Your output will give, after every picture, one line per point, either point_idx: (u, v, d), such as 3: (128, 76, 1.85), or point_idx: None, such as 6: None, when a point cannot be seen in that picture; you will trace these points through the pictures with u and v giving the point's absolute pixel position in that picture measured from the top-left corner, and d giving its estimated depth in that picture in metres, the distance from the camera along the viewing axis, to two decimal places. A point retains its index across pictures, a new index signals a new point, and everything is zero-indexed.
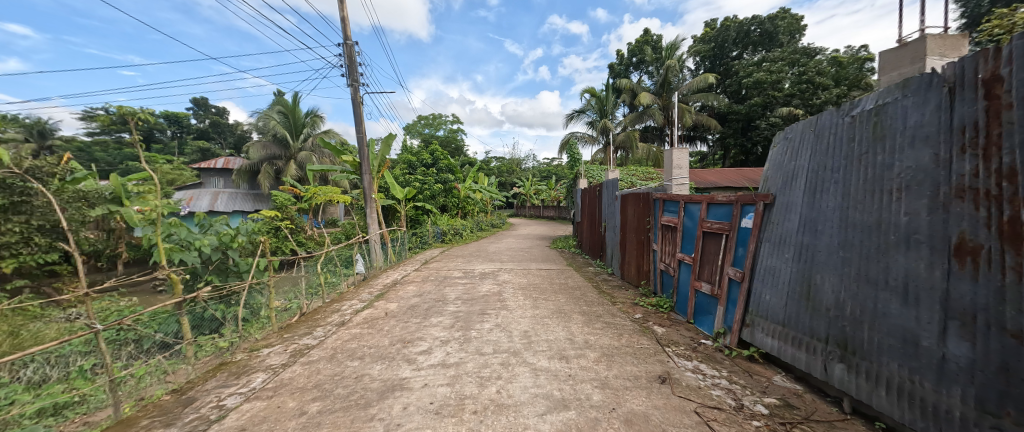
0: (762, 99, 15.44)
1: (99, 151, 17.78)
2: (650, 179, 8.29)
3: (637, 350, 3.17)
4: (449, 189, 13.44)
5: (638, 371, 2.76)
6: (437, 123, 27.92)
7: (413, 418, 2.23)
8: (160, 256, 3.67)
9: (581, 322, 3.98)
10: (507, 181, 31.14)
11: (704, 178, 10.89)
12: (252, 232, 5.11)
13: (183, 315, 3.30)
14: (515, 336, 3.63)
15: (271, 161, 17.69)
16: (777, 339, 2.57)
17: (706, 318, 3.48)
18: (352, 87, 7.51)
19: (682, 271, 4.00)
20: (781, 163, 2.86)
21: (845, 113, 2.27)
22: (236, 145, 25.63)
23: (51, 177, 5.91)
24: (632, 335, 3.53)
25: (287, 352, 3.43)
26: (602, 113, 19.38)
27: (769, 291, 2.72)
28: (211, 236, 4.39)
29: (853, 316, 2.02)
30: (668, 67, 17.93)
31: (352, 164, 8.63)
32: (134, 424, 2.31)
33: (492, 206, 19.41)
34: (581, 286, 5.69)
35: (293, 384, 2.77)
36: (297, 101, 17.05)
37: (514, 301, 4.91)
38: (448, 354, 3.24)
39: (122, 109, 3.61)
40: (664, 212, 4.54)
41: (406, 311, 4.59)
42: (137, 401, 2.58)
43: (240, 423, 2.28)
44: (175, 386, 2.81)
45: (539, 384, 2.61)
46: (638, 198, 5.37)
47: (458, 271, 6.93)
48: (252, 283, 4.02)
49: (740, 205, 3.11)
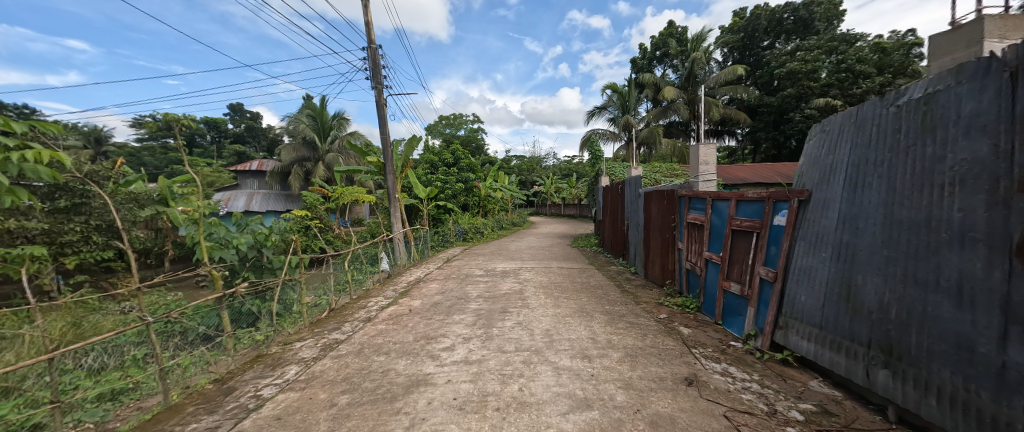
0: (796, 90, 14.62)
1: (148, 156, 19.26)
2: (675, 175, 8.09)
3: (662, 350, 3.10)
4: (470, 188, 13.56)
5: (664, 372, 2.70)
6: (459, 122, 28.25)
7: (437, 413, 2.27)
8: (202, 254, 3.94)
9: (603, 321, 3.93)
10: (527, 180, 31.24)
11: (734, 175, 10.44)
12: (284, 231, 5.33)
13: (223, 310, 3.52)
14: (537, 334, 3.63)
15: (302, 162, 18.46)
16: (814, 342, 2.44)
17: (736, 319, 3.35)
18: (376, 89, 7.71)
19: (710, 271, 3.87)
20: (818, 158, 2.72)
21: (890, 103, 2.13)
22: (270, 149, 26.93)
23: (106, 180, 6.42)
24: (657, 336, 3.46)
25: (318, 346, 3.58)
26: (623, 109, 19.14)
27: (805, 292, 2.58)
28: (247, 234, 4.62)
29: (899, 319, 1.89)
30: (694, 59, 17.37)
31: (377, 164, 8.84)
32: (183, 410, 2.49)
33: (513, 204, 19.41)
34: (603, 285, 5.60)
35: (323, 377, 2.90)
36: (324, 105, 17.68)
37: (535, 299, 4.91)
38: (470, 351, 3.29)
39: (167, 116, 3.89)
40: (690, 209, 4.41)
41: (430, 308, 4.67)
42: (184, 389, 2.77)
43: (276, 412, 2.41)
44: (217, 376, 2.99)
45: (561, 383, 2.61)
46: (662, 195, 5.25)
47: (479, 270, 6.97)
48: (285, 280, 4.23)
49: (772, 201, 2.97)
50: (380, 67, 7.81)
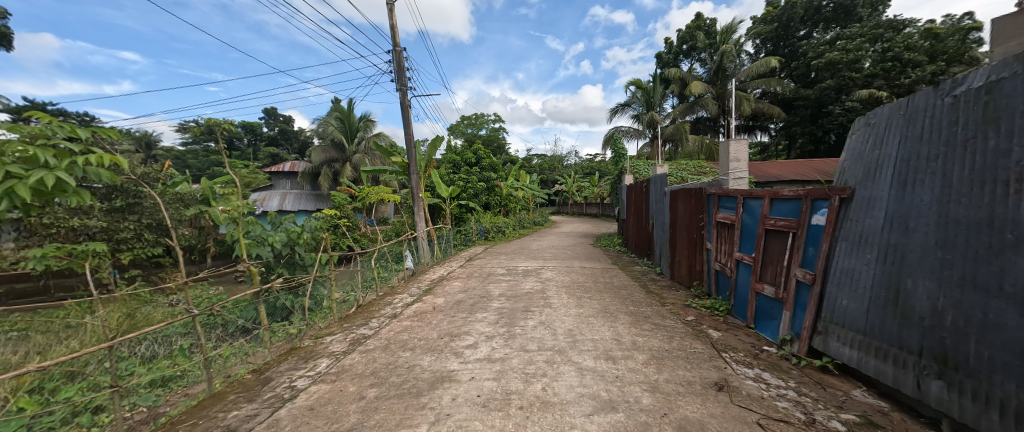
0: (836, 82, 13.77)
1: (192, 159, 20.60)
2: (704, 173, 7.82)
3: (690, 353, 3.01)
4: (492, 187, 13.66)
5: (692, 376, 2.62)
6: (480, 122, 28.46)
7: (462, 409, 2.31)
8: (241, 251, 4.19)
9: (627, 322, 3.86)
10: (549, 179, 31.09)
11: (767, 172, 9.96)
12: (315, 229, 5.55)
13: (260, 304, 3.71)
14: (560, 333, 3.61)
15: (330, 163, 19.16)
16: (856, 349, 2.30)
17: (770, 323, 3.20)
18: (401, 91, 7.88)
19: (741, 272, 3.72)
20: (862, 153, 2.56)
21: (946, 93, 1.97)
22: (301, 151, 28.13)
23: (156, 181, 6.91)
24: (685, 338, 3.36)
25: (347, 340, 3.71)
26: (648, 105, 18.68)
27: (847, 295, 2.43)
28: (281, 232, 4.85)
29: (955, 326, 1.75)
30: (723, 52, 16.69)
31: (401, 165, 9.04)
32: (225, 398, 2.65)
33: (535, 203, 19.36)
34: (627, 285, 5.50)
35: (353, 371, 3.00)
36: (352, 108, 18.27)
37: (557, 298, 4.88)
38: (493, 349, 3.31)
39: (211, 121, 4.14)
40: (720, 208, 4.25)
41: (453, 306, 4.74)
42: (226, 378, 2.95)
43: (310, 402, 2.52)
44: (255, 366, 3.16)
45: (585, 384, 2.59)
46: (690, 193, 5.08)
47: (500, 269, 7.00)
48: (316, 276, 4.41)
49: (810, 200, 2.81)
50: (404, 70, 7.97)
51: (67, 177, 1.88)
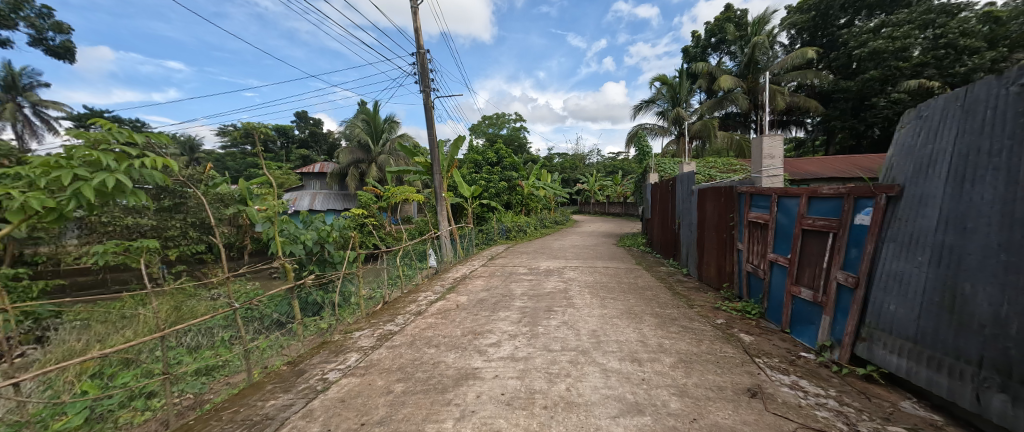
0: (881, 73, 12.88)
1: (231, 161, 21.81)
2: (734, 171, 7.52)
3: (721, 358, 2.91)
4: (513, 187, 13.68)
5: (723, 381, 2.53)
6: (501, 122, 28.56)
7: (486, 407, 2.33)
8: (276, 248, 4.41)
9: (653, 324, 3.77)
10: (570, 178, 30.82)
11: (803, 169, 9.46)
12: (344, 228, 5.74)
13: (293, 299, 3.89)
14: (583, 334, 3.58)
15: (357, 164, 19.75)
16: (906, 357, 2.15)
17: (808, 328, 3.04)
18: (424, 93, 8.02)
19: (775, 274, 3.56)
20: (913, 148, 2.39)
21: (1009, 81, 1.80)
22: (329, 152, 29.17)
23: (199, 182, 7.37)
24: (714, 342, 3.25)
25: (375, 336, 3.82)
26: (673, 101, 18.16)
27: (894, 300, 2.28)
28: (312, 231, 5.05)
29: (1020, 336, 1.60)
30: (755, 44, 15.98)
31: (424, 165, 9.20)
32: (263, 387, 2.79)
33: (556, 202, 19.25)
34: (652, 286, 5.38)
35: (380, 365, 3.09)
36: (377, 110, 18.76)
37: (580, 298, 4.83)
38: (516, 348, 3.32)
39: (248, 125, 4.36)
40: (752, 207, 4.08)
41: (476, 304, 4.79)
42: (264, 369, 3.12)
43: (341, 394, 2.62)
44: (289, 358, 3.31)
45: (610, 385, 2.55)
46: (719, 192, 4.91)
47: (523, 268, 7.02)
48: (345, 274, 4.57)
49: (853, 198, 2.65)
50: (428, 71, 8.10)
51: (127, 180, 2.04)
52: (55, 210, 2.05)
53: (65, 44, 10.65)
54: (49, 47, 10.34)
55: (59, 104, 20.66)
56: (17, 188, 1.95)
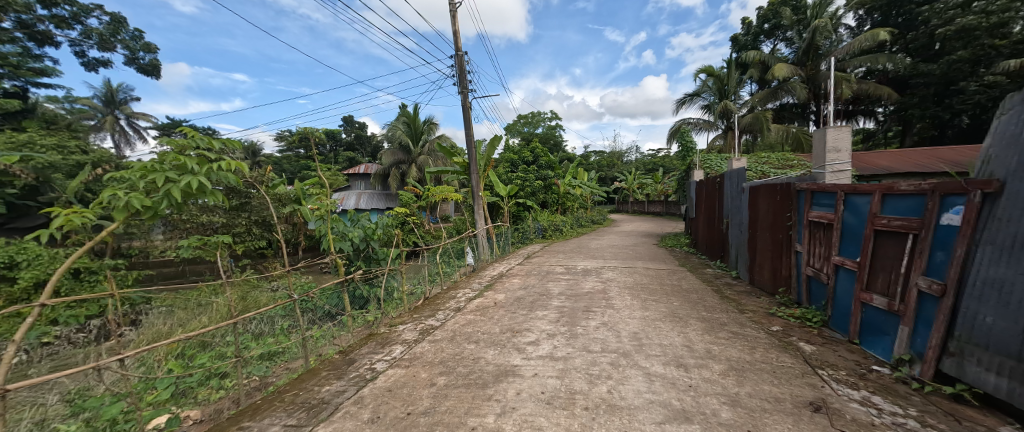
0: (970, 53, 11.23)
1: (286, 164, 23.63)
2: (790, 167, 6.96)
3: (777, 367, 2.71)
4: (549, 185, 13.61)
5: (781, 393, 2.36)
6: (536, 120, 28.51)
7: (526, 404, 2.34)
8: (328, 244, 4.74)
9: (700, 328, 3.59)
10: (606, 176, 30.13)
11: (872, 163, 8.55)
12: (387, 226, 6.01)
13: (343, 292, 4.14)
14: (624, 336, 3.48)
15: (398, 165, 20.61)
16: (1009, 377, 1.87)
17: (882, 339, 2.75)
18: (463, 94, 8.20)
19: (841, 279, 3.26)
20: (1018, 136, 2.05)
21: None
22: (373, 154, 30.70)
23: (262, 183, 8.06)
24: (769, 350, 3.04)
25: (418, 330, 3.97)
26: (720, 94, 17.15)
27: (992, 311, 1.99)
28: (359, 228, 5.35)
29: None
30: (815, 28, 14.64)
31: (462, 164, 9.41)
32: (319, 373, 3.00)
33: (593, 201, 18.91)
34: (697, 289, 5.12)
35: (423, 358, 3.21)
36: (417, 112, 19.44)
37: (620, 299, 4.70)
38: (555, 347, 3.30)
39: (305, 130, 4.69)
40: (813, 206, 3.76)
41: (514, 302, 4.83)
42: (319, 356, 3.36)
43: (388, 384, 2.75)
44: (341, 347, 3.54)
45: (655, 390, 2.46)
46: (774, 189, 4.56)
47: (560, 267, 6.96)
48: (389, 270, 4.78)
49: (938, 196, 2.34)
50: (466, 73, 8.27)
51: (207, 181, 2.29)
52: (150, 209, 2.30)
53: (152, 62, 12.07)
54: (141, 65, 11.77)
55: (147, 115, 23.48)
56: (121, 189, 2.20)
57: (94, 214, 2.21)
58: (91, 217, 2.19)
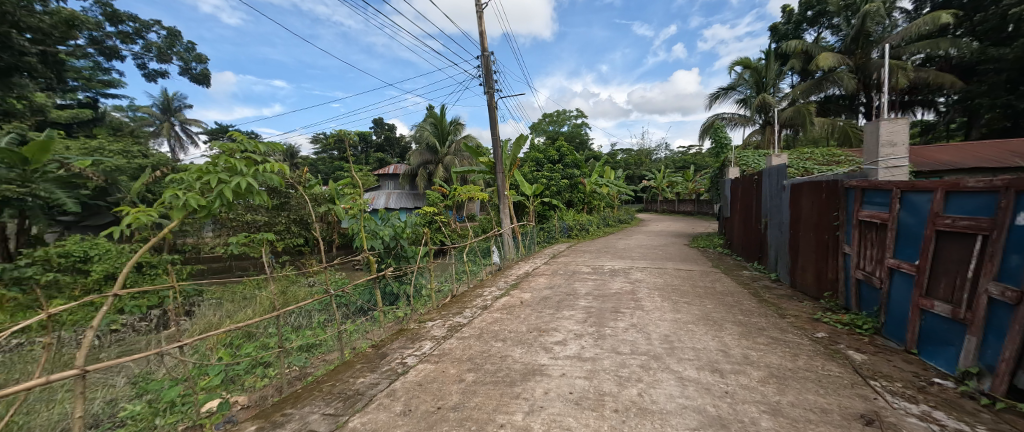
0: None
1: (321, 166, 24.75)
2: (838, 163, 6.51)
3: (823, 376, 2.55)
4: (575, 184, 13.46)
5: (827, 403, 2.21)
6: (562, 119, 28.29)
7: (554, 404, 2.33)
8: (361, 242, 4.93)
9: (736, 333, 3.44)
10: (634, 175, 29.42)
11: (932, 158, 7.83)
12: (416, 224, 6.16)
13: (376, 288, 4.29)
14: (654, 338, 3.39)
15: (425, 165, 21.08)
16: None
17: (945, 350, 2.52)
18: (489, 94, 8.26)
19: (897, 283, 3.01)
20: None
21: None
22: (401, 155, 31.57)
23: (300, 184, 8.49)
24: (814, 358, 2.86)
25: (446, 326, 4.05)
26: (757, 87, 16.30)
27: None
28: (390, 227, 5.53)
29: None
30: (865, 13, 13.57)
31: (488, 164, 9.49)
32: (353, 366, 3.13)
33: (620, 200, 18.54)
34: (733, 291, 4.90)
35: (452, 355, 3.27)
36: (444, 113, 19.79)
37: (650, 301, 4.59)
38: (583, 348, 3.26)
39: (339, 133, 4.89)
40: (865, 205, 3.49)
41: (540, 301, 4.82)
42: (353, 349, 3.50)
43: (419, 378, 2.83)
44: (373, 341, 3.68)
45: (688, 395, 2.38)
46: (819, 187, 4.28)
47: (586, 267, 6.88)
48: (418, 267, 4.91)
49: (1011, 193, 2.08)
50: (492, 73, 8.32)
51: (253, 182, 2.46)
52: (205, 208, 2.48)
53: (203, 72, 13.00)
54: (193, 75, 12.71)
55: (198, 121, 25.32)
56: (180, 189, 2.38)
57: (156, 213, 2.40)
58: (155, 215, 2.38)
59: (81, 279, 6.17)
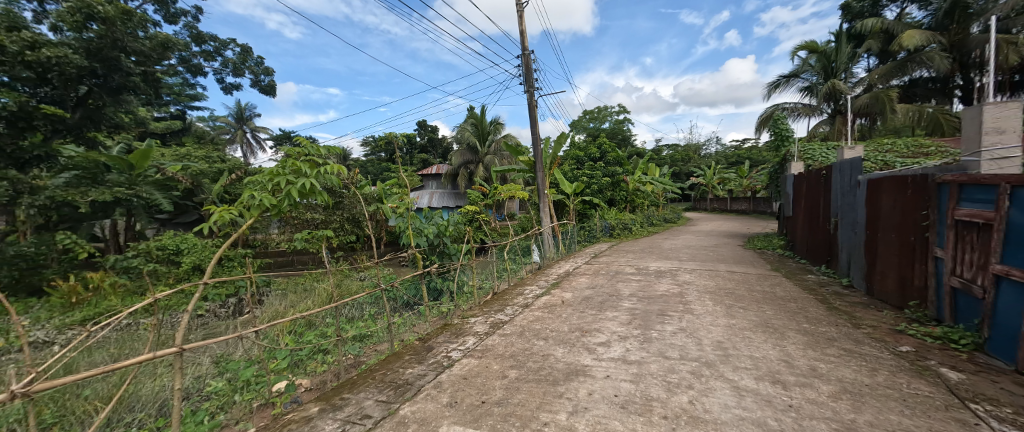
0: None
1: (370, 167, 26.22)
2: (928, 154, 5.72)
3: (910, 396, 2.25)
4: (617, 182, 13.06)
5: (914, 425, 1.96)
6: (603, 115, 27.57)
7: (599, 406, 2.29)
8: (409, 239, 5.17)
9: (802, 342, 3.15)
10: (681, 171, 27.95)
11: None
12: (458, 222, 6.32)
13: (422, 283, 4.47)
14: (706, 344, 3.21)
15: (466, 165, 21.57)
16: None
17: None
18: (529, 93, 8.27)
19: (1005, 293, 2.57)
20: None
21: None
22: (443, 155, 32.56)
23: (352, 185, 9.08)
24: (897, 374, 2.54)
25: (488, 323, 4.12)
26: (825, 72, 14.77)
27: None
28: (434, 225, 5.74)
29: None
30: None
31: (528, 163, 9.52)
32: (402, 357, 3.28)
33: (665, 199, 17.71)
34: (796, 297, 4.50)
35: (494, 351, 3.32)
36: (484, 113, 20.10)
37: (700, 304, 4.34)
38: (628, 350, 3.17)
39: (389, 136, 5.15)
40: (962, 202, 3.04)
41: (582, 301, 4.74)
42: (401, 341, 3.69)
43: (463, 372, 2.91)
44: (420, 335, 3.84)
45: (745, 406, 2.23)
46: (903, 182, 3.81)
47: (629, 267, 6.67)
48: (461, 264, 5.04)
49: None
50: (532, 72, 8.32)
51: (316, 183, 2.68)
52: (276, 207, 2.74)
53: (270, 83, 14.28)
54: (262, 87, 14.01)
55: (265, 128, 27.91)
56: (256, 190, 2.65)
57: (236, 211, 2.68)
58: (236, 213, 2.67)
59: (174, 269, 7.06)
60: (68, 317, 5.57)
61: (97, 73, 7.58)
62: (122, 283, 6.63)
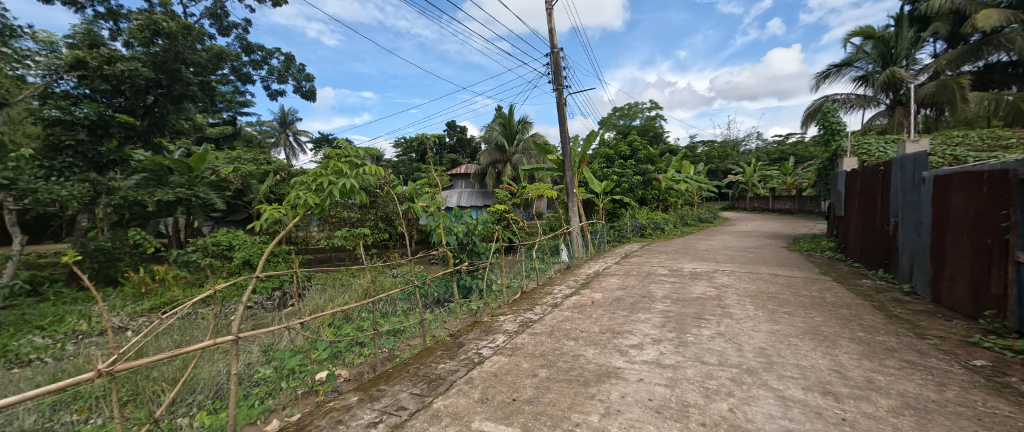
0: None
1: (402, 168, 27.03)
2: (1008, 147, 5.12)
3: (987, 415, 2.02)
4: (648, 181, 12.68)
5: None
6: (634, 112, 26.83)
7: (632, 409, 2.24)
8: (440, 237, 5.28)
9: (856, 352, 2.92)
10: (717, 169, 26.67)
11: None
12: (487, 221, 6.39)
13: (453, 281, 4.56)
14: (747, 350, 3.05)
15: (494, 165, 21.74)
16: None
17: None
18: (558, 92, 8.20)
19: None
20: None
21: None
22: (471, 155, 32.99)
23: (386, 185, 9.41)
24: (970, 391, 2.29)
25: (518, 322, 4.13)
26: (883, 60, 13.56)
27: None
28: (464, 224, 5.83)
29: None
30: None
31: (556, 162, 9.46)
32: (434, 352, 3.37)
33: (700, 197, 16.99)
34: (849, 303, 4.17)
35: (524, 349, 3.33)
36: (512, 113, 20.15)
37: (740, 308, 4.13)
38: (662, 354, 3.07)
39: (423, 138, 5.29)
40: None
41: (613, 302, 4.65)
42: (433, 337, 3.78)
43: (494, 369, 2.94)
44: (450, 331, 3.92)
45: (792, 417, 2.10)
46: (979, 179, 3.42)
47: (663, 268, 6.45)
48: (491, 263, 5.09)
49: None
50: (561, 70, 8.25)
51: (355, 182, 2.81)
52: (319, 206, 2.91)
53: (311, 89, 15.07)
54: (303, 92, 14.82)
55: (305, 131, 29.51)
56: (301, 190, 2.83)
57: (284, 209, 2.88)
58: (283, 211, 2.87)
59: (226, 263, 7.64)
60: (138, 305, 6.21)
61: (161, 84, 8.28)
62: (183, 275, 7.27)
